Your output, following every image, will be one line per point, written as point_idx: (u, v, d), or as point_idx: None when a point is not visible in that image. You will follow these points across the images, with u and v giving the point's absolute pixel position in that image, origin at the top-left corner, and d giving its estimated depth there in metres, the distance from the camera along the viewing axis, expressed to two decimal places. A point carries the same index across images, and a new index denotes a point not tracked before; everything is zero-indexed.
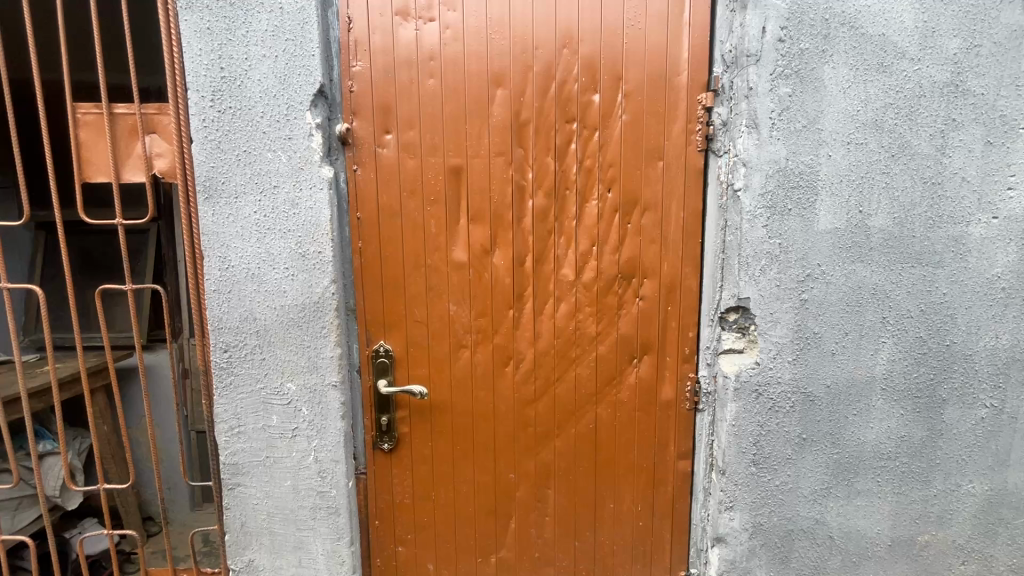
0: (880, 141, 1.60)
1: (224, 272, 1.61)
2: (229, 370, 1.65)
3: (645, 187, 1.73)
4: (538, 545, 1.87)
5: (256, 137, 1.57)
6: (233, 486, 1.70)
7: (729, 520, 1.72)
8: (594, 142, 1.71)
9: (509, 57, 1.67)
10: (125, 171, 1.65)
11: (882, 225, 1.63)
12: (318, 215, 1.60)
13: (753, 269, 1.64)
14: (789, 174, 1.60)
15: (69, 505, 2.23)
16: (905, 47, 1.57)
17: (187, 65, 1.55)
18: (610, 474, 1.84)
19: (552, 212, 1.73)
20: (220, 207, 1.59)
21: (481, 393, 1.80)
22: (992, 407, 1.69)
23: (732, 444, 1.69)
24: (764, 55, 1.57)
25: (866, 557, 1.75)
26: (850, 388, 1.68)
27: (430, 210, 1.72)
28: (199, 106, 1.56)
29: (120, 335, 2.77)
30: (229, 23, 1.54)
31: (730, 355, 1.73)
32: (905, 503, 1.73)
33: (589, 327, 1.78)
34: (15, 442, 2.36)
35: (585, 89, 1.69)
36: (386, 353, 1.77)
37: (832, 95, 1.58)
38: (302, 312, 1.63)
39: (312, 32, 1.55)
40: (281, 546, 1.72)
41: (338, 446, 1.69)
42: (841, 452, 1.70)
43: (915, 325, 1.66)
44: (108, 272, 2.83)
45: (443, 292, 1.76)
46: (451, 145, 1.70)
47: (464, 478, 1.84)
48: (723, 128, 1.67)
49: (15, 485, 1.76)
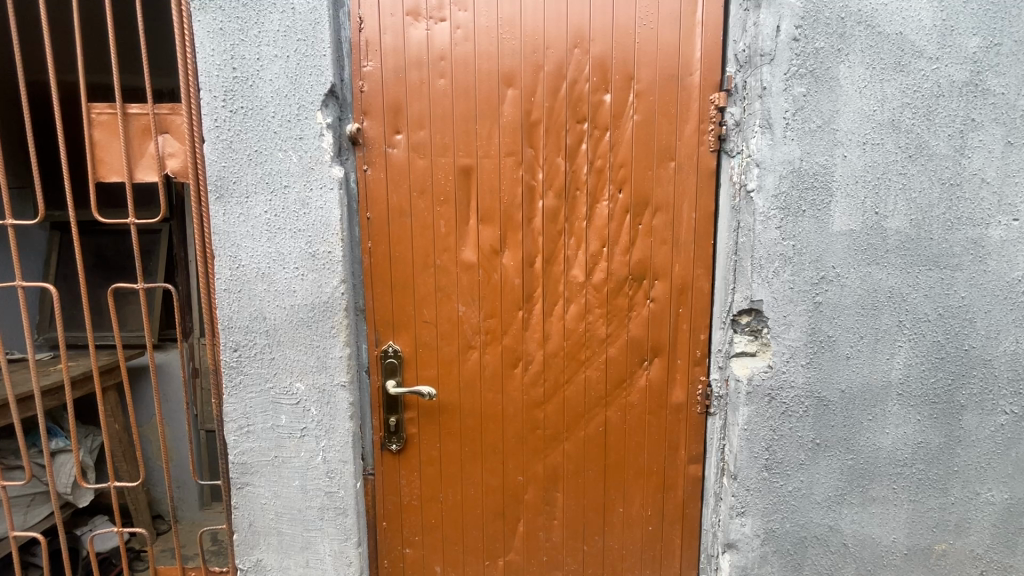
0: (897, 141, 1.57)
1: (235, 271, 1.62)
2: (239, 369, 1.66)
3: (656, 187, 1.71)
4: (546, 548, 1.85)
5: (267, 137, 1.58)
6: (241, 485, 1.70)
7: (740, 525, 1.70)
8: (605, 142, 1.69)
9: (519, 56, 1.67)
10: (138, 170, 1.66)
11: (899, 226, 1.60)
12: (329, 215, 1.60)
13: (766, 270, 1.61)
14: (803, 174, 1.58)
15: (81, 502, 2.27)
16: (922, 46, 1.54)
17: (201, 66, 1.56)
18: (620, 478, 1.82)
19: (562, 213, 1.72)
20: (231, 207, 1.60)
21: (490, 394, 1.79)
22: (1013, 415, 1.65)
23: (744, 448, 1.67)
24: (778, 55, 1.55)
25: (882, 565, 1.71)
26: (865, 393, 1.65)
27: (441, 210, 1.72)
28: (211, 106, 1.57)
29: (132, 334, 2.80)
30: (242, 23, 1.55)
31: (742, 358, 1.70)
32: (921, 511, 1.69)
33: (598, 329, 1.76)
34: (27, 438, 2.39)
35: (596, 89, 1.68)
36: (395, 354, 1.77)
37: (848, 95, 1.56)
38: (311, 312, 1.63)
39: (324, 32, 1.56)
40: (288, 546, 1.72)
41: (346, 446, 1.68)
42: (856, 458, 1.67)
43: (933, 330, 1.63)
44: (121, 272, 2.86)
45: (452, 293, 1.75)
46: (461, 145, 1.70)
47: (472, 479, 1.82)
48: (735, 128, 1.65)
49: (26, 481, 1.74)
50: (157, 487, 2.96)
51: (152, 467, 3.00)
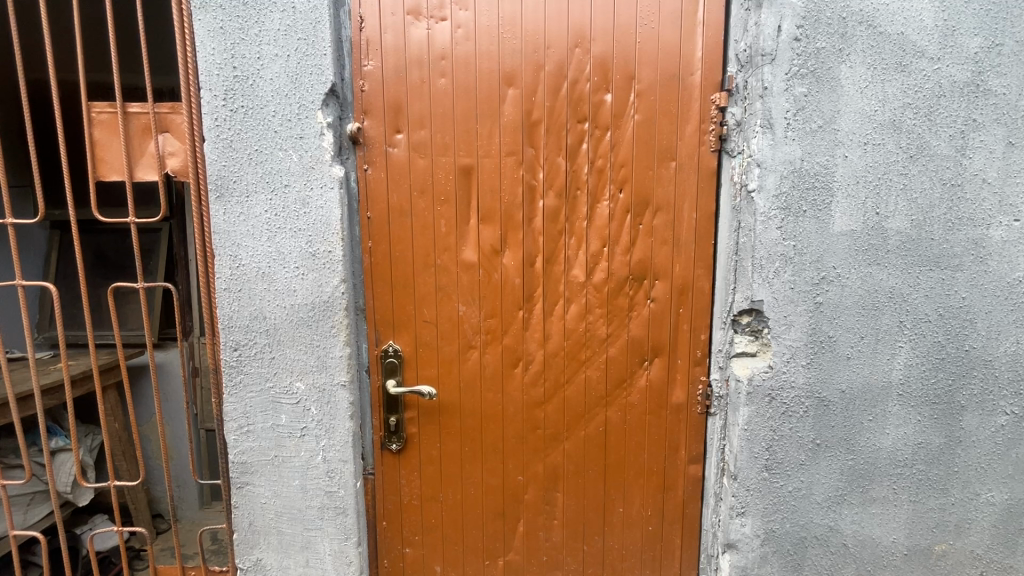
0: (899, 141, 1.57)
1: (235, 271, 1.62)
2: (239, 368, 1.65)
3: (656, 187, 1.71)
4: (546, 548, 1.85)
5: (267, 136, 1.58)
6: (241, 485, 1.70)
7: (740, 526, 1.70)
8: (606, 142, 1.69)
9: (520, 56, 1.66)
10: (138, 169, 1.66)
11: (900, 227, 1.59)
12: (329, 215, 1.60)
13: (766, 270, 1.61)
14: (804, 174, 1.58)
15: (81, 501, 2.29)
16: (924, 46, 1.54)
17: (201, 65, 1.56)
18: (620, 478, 1.82)
19: (562, 213, 1.72)
20: (231, 206, 1.59)
21: (490, 394, 1.78)
22: (1013, 415, 1.65)
23: (744, 449, 1.67)
24: (779, 55, 1.55)
25: (882, 565, 1.71)
26: (866, 393, 1.65)
27: (441, 210, 1.72)
28: (211, 105, 1.57)
29: (132, 334, 2.80)
30: (242, 22, 1.55)
31: (743, 359, 1.70)
32: (921, 511, 1.69)
33: (598, 329, 1.76)
34: (27, 437, 2.39)
35: (596, 89, 1.67)
36: (395, 353, 1.77)
37: (849, 95, 1.56)
38: (311, 311, 1.63)
39: (324, 31, 1.55)
40: (288, 545, 1.71)
41: (346, 446, 1.68)
42: (856, 458, 1.67)
43: (934, 330, 1.63)
44: (120, 271, 2.86)
45: (452, 293, 1.75)
46: (462, 144, 1.69)
47: (472, 479, 1.82)
48: (736, 128, 1.65)
49: (26, 480, 1.74)
50: (157, 486, 2.96)
51: (152, 466, 3.00)
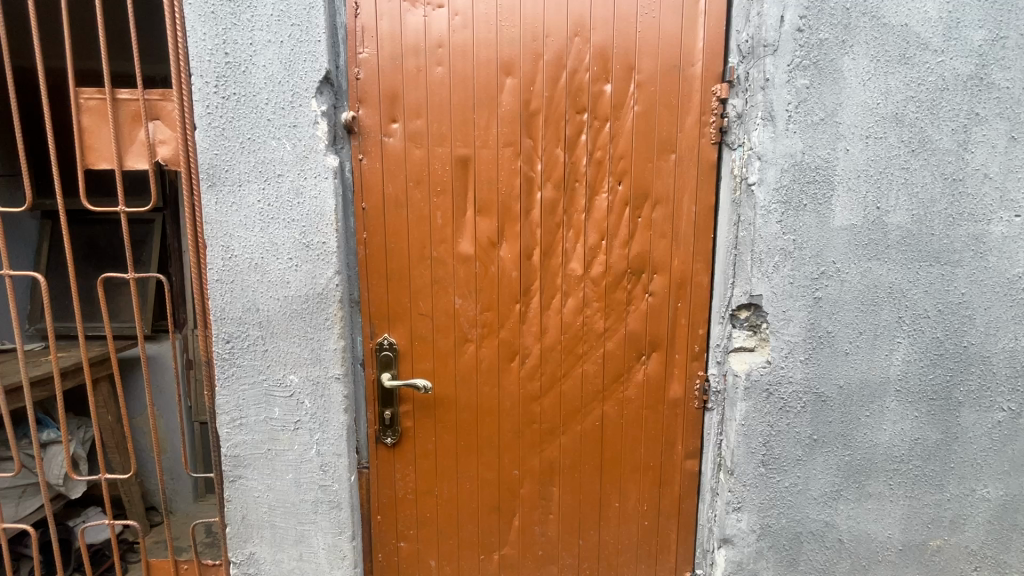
0: (900, 135, 1.55)
1: (227, 262, 1.59)
2: (232, 361, 1.63)
3: (655, 180, 1.69)
4: (541, 543, 1.84)
5: (260, 124, 1.55)
6: (235, 478, 1.68)
7: (736, 520, 1.69)
8: (605, 134, 1.67)
9: (519, 44, 1.63)
10: (128, 157, 1.62)
11: (901, 222, 1.58)
12: (323, 205, 1.57)
13: (766, 265, 1.59)
14: (804, 168, 1.56)
15: (74, 492, 2.29)
16: (928, 39, 1.52)
17: (192, 50, 1.52)
18: (616, 473, 1.81)
19: (561, 205, 1.70)
20: (223, 195, 1.56)
21: (486, 388, 1.77)
22: (1010, 411, 1.65)
23: (741, 444, 1.66)
24: (781, 45, 1.53)
25: (876, 561, 1.71)
26: (864, 389, 1.64)
27: (437, 202, 1.69)
28: (202, 92, 1.53)
29: (124, 326, 2.77)
30: (234, 7, 1.51)
31: (741, 354, 1.68)
32: (917, 507, 1.69)
33: (596, 322, 1.75)
34: (17, 430, 2.37)
35: (596, 79, 1.65)
36: (390, 346, 1.75)
37: (851, 87, 1.54)
38: (305, 303, 1.61)
39: (318, 17, 1.52)
40: (281, 539, 1.70)
41: (340, 439, 1.66)
42: (852, 454, 1.67)
43: (932, 326, 1.62)
44: (112, 262, 2.83)
45: (448, 285, 1.73)
46: (459, 135, 1.67)
47: (468, 473, 1.81)
48: (737, 120, 1.63)
49: (15, 473, 1.70)
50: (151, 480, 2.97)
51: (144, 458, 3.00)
